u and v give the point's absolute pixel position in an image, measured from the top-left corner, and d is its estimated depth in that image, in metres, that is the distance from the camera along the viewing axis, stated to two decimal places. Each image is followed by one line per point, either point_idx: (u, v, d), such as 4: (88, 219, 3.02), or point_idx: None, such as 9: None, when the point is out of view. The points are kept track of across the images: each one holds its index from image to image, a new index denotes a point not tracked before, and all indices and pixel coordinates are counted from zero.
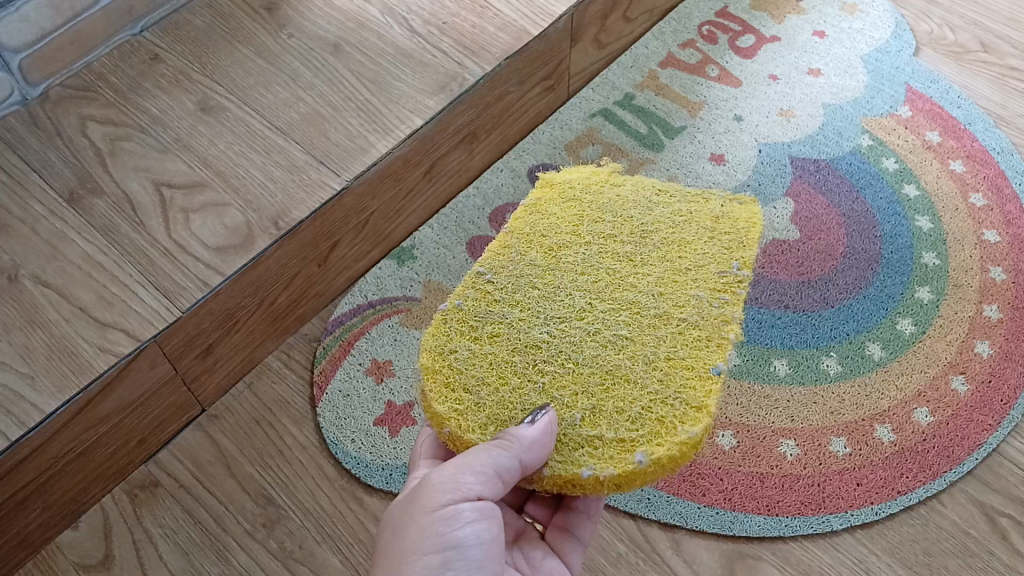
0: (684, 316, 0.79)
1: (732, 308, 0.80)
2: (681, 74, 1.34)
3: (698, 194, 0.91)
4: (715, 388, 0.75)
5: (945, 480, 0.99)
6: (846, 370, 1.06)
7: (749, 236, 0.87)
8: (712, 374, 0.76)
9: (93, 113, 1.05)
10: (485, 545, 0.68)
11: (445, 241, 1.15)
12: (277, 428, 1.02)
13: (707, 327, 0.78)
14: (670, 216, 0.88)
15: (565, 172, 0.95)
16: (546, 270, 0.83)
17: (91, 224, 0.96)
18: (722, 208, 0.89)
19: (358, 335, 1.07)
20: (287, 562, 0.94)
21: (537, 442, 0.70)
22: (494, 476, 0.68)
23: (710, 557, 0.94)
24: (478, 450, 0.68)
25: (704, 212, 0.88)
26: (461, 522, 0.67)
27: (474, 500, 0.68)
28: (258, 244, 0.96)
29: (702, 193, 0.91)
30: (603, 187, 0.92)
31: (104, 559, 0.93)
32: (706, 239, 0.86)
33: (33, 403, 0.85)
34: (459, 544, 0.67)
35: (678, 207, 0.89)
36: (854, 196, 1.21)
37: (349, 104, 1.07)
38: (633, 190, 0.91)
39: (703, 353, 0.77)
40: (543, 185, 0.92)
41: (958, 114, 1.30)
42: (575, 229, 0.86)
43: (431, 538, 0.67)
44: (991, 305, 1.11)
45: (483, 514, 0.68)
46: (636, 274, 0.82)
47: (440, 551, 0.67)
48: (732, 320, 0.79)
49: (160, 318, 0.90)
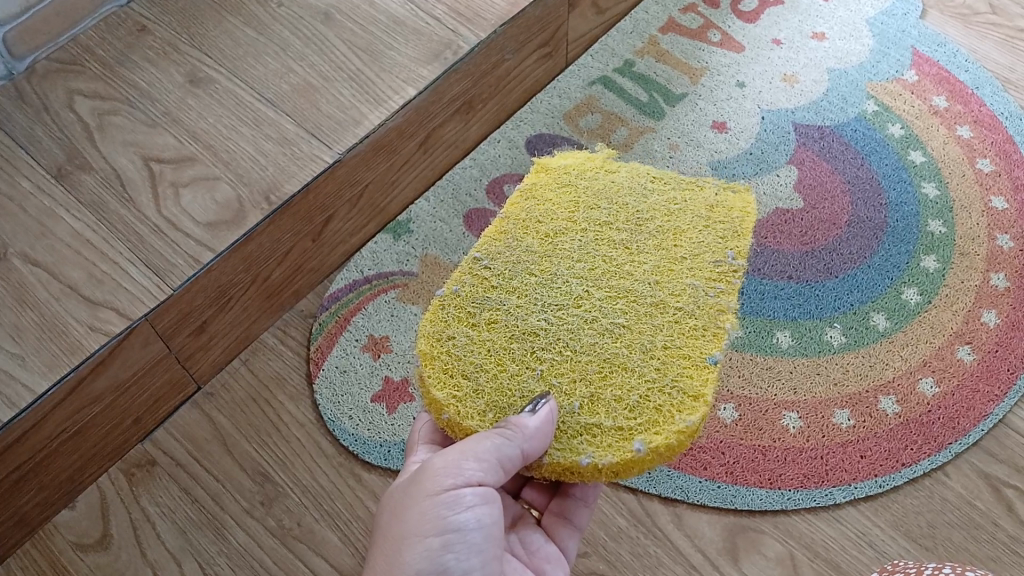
0: (680, 304, 0.77)
1: (727, 298, 0.78)
2: (682, 40, 1.31)
3: (691, 181, 0.88)
4: (713, 377, 0.74)
5: (950, 451, 0.97)
6: (850, 341, 1.04)
7: (742, 227, 0.84)
8: (709, 363, 0.74)
9: (81, 87, 1.03)
10: (486, 529, 0.67)
11: (441, 215, 1.14)
12: (274, 405, 1.00)
13: (703, 317, 0.77)
14: (665, 204, 0.86)
15: (560, 158, 0.92)
16: (542, 258, 0.81)
17: (80, 201, 0.94)
18: (716, 199, 0.88)
19: (354, 310, 1.06)
20: (285, 539, 0.93)
21: (538, 432, 0.69)
22: (495, 464, 0.66)
23: (712, 531, 0.93)
24: (481, 437, 0.67)
25: (698, 202, 0.86)
26: (462, 506, 0.66)
27: (475, 485, 0.67)
28: (250, 219, 0.94)
29: (696, 181, 0.89)
30: (597, 172, 0.89)
31: (102, 538, 0.93)
32: (701, 231, 0.83)
33: (25, 383, 0.84)
34: (460, 528, 0.66)
35: (672, 195, 0.87)
36: (859, 163, 1.19)
37: (341, 74, 1.05)
38: (628, 176, 0.89)
39: (699, 342, 0.75)
40: (537, 170, 0.90)
41: (965, 78, 1.27)
42: (571, 216, 0.84)
43: (432, 521, 0.66)
44: (998, 274, 1.09)
45: (485, 499, 0.67)
46: (632, 262, 0.80)
47: (440, 534, 0.66)
48: (728, 310, 0.77)
49: (152, 295, 0.89)
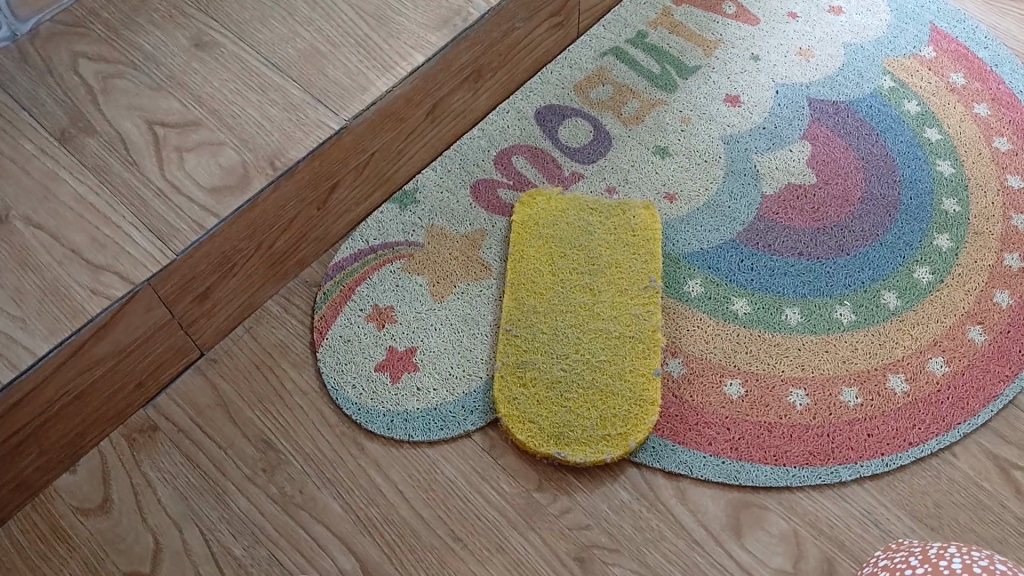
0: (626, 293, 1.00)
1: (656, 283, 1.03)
2: (696, 11, 1.28)
3: (616, 206, 1.08)
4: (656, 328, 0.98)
5: (958, 432, 0.96)
6: (859, 319, 1.03)
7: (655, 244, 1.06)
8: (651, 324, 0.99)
9: (86, 50, 1.03)
10: None
11: (448, 185, 1.11)
12: (277, 373, 1.00)
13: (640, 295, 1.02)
14: (606, 234, 1.06)
15: (516, 241, 1.06)
16: (535, 302, 1.01)
17: (84, 164, 0.95)
18: (635, 218, 1.07)
19: (359, 280, 1.04)
20: (287, 506, 0.93)
21: None
22: None
23: (715, 506, 0.93)
24: None
25: (623, 227, 1.07)
26: None
27: None
28: (254, 185, 0.96)
29: (621, 205, 1.08)
30: (554, 217, 1.07)
31: (103, 503, 0.93)
32: (632, 252, 1.05)
33: (26, 346, 0.85)
34: None
35: (607, 223, 1.07)
36: (873, 139, 1.17)
37: (348, 39, 1.06)
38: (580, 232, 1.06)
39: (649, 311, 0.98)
40: (514, 229, 1.07)
41: (984, 55, 1.25)
42: (551, 269, 1.04)
43: None
44: (1012, 253, 1.08)
45: None
46: (594, 288, 1.02)
47: None
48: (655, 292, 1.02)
49: (154, 260, 0.90)
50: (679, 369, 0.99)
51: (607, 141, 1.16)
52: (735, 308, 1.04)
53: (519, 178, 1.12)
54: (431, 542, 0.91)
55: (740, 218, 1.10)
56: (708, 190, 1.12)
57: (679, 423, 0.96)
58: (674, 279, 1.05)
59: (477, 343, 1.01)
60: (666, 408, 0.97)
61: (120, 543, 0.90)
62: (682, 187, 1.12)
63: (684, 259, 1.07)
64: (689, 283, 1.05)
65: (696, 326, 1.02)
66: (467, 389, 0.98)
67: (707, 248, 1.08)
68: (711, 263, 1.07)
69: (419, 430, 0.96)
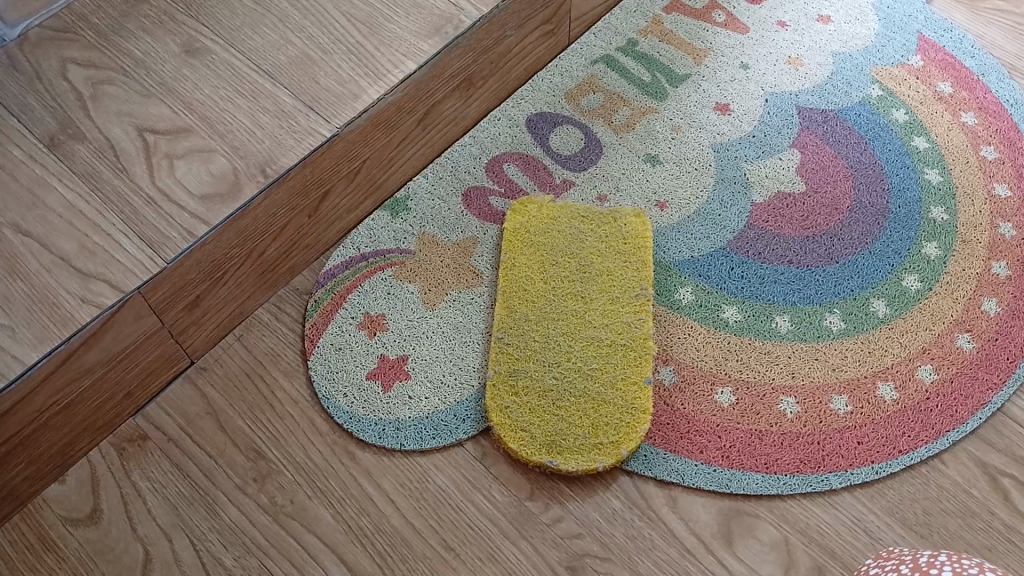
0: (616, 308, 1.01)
1: (647, 293, 1.02)
2: (687, 20, 1.29)
3: (607, 213, 1.08)
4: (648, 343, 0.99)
5: (947, 439, 0.97)
6: (849, 327, 1.04)
7: (648, 254, 1.06)
8: (641, 337, 1.00)
9: (75, 55, 1.02)
10: None
11: (439, 193, 1.11)
12: (267, 381, 0.99)
13: (630, 308, 1.01)
14: (596, 243, 1.06)
15: (506, 250, 1.05)
16: (526, 310, 1.01)
17: (73, 170, 0.94)
18: (627, 227, 1.07)
19: (351, 288, 1.04)
20: (277, 516, 0.92)
21: None
22: None
23: (707, 514, 0.93)
24: None
25: (615, 235, 1.07)
26: None
27: None
28: (245, 193, 0.95)
29: (612, 213, 1.09)
30: (545, 223, 1.07)
31: (92, 513, 0.92)
32: (624, 260, 1.05)
33: (14, 354, 0.85)
34: None
35: (599, 231, 1.07)
36: (862, 147, 1.18)
37: (339, 46, 1.05)
38: (571, 241, 1.06)
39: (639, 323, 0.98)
40: (505, 236, 1.07)
41: (971, 64, 1.26)
42: (543, 277, 1.04)
43: None
44: (1000, 262, 1.09)
45: None
46: (585, 296, 1.02)
47: None
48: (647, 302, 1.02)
49: (145, 268, 0.90)
50: (670, 377, 1.00)
51: (598, 149, 1.16)
52: (725, 316, 1.04)
53: (510, 186, 1.12)
54: (423, 551, 0.91)
55: (730, 226, 1.11)
56: (699, 198, 1.13)
57: (671, 431, 0.96)
58: (665, 287, 1.06)
59: (469, 351, 1.00)
60: (658, 416, 0.97)
61: (109, 553, 0.90)
62: (673, 195, 1.13)
63: (675, 267, 1.07)
64: (680, 291, 1.05)
65: (688, 334, 1.02)
66: (459, 398, 0.98)
67: (698, 256, 1.08)
68: (703, 270, 1.07)
69: (411, 439, 0.96)
